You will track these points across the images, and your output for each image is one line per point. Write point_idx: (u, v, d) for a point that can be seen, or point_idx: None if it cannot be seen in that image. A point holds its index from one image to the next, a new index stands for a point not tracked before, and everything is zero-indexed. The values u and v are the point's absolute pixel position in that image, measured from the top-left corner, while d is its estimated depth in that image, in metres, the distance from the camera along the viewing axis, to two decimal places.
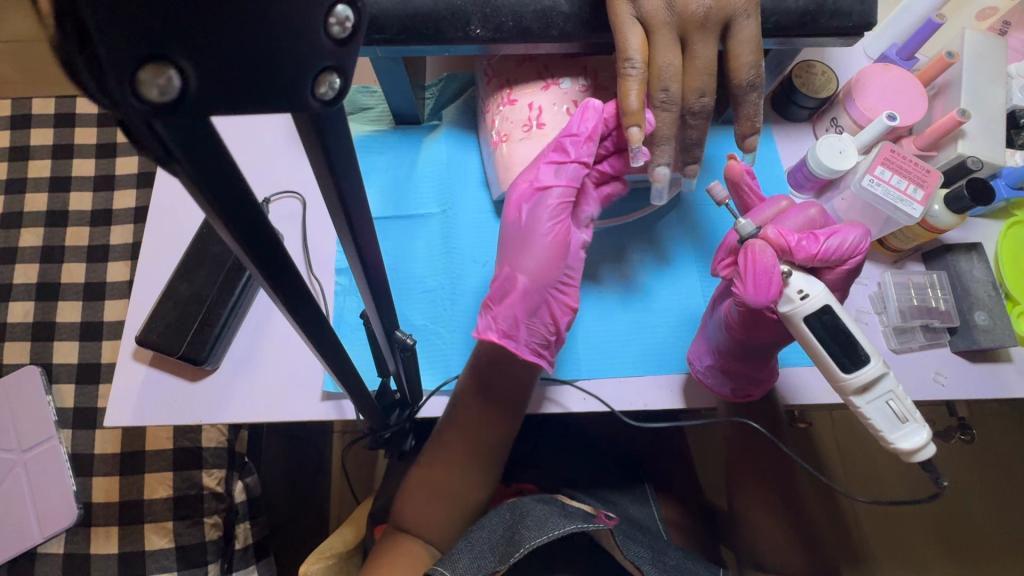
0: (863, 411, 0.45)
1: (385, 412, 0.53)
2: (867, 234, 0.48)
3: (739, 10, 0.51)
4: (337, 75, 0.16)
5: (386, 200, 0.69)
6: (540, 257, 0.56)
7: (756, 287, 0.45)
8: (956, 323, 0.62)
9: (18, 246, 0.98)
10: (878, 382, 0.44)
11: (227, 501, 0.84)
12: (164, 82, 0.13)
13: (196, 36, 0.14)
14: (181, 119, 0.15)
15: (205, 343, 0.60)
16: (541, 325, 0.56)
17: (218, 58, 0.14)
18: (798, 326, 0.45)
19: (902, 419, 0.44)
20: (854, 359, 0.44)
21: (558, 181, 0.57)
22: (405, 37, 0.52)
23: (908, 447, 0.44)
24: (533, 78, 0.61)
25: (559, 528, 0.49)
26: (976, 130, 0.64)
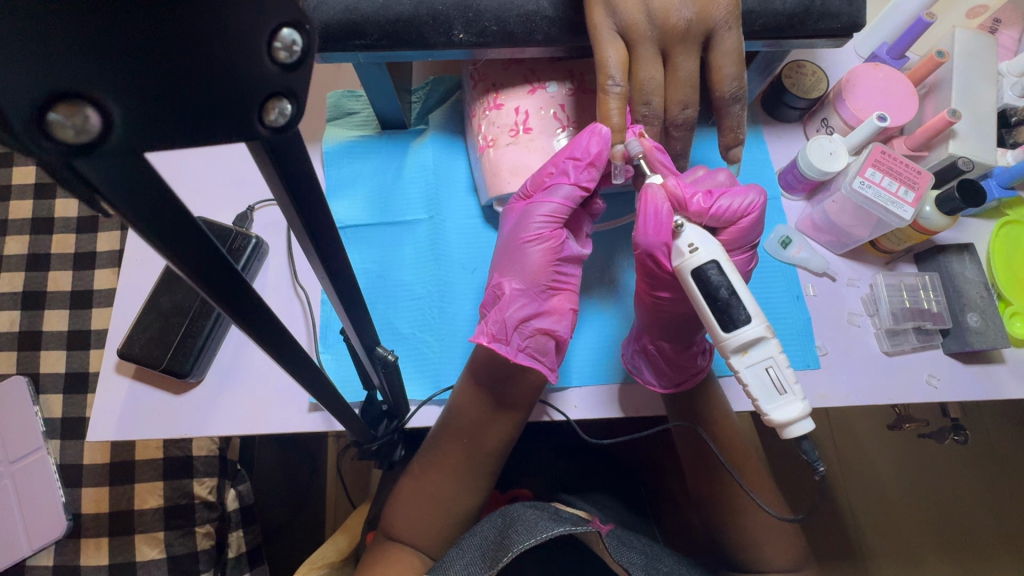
0: (741, 375, 0.44)
1: (371, 425, 0.52)
2: (763, 194, 0.50)
3: (720, 21, 0.50)
4: (286, 100, 0.17)
5: (372, 207, 0.68)
6: (529, 265, 0.55)
7: (649, 228, 0.48)
8: (948, 325, 0.62)
9: (3, 254, 0.97)
10: (758, 346, 0.43)
11: (219, 510, 0.83)
12: (81, 121, 0.13)
13: (114, 72, 0.14)
14: (109, 157, 0.14)
15: (188, 355, 0.59)
16: (532, 331, 0.54)
17: (142, 91, 0.14)
18: (685, 279, 0.46)
19: (779, 389, 0.43)
20: (733, 317, 0.43)
21: (552, 195, 0.54)
22: (387, 42, 0.50)
23: (784, 421, 0.43)
24: (519, 82, 0.60)
25: (547, 530, 0.48)
26: (968, 129, 0.64)
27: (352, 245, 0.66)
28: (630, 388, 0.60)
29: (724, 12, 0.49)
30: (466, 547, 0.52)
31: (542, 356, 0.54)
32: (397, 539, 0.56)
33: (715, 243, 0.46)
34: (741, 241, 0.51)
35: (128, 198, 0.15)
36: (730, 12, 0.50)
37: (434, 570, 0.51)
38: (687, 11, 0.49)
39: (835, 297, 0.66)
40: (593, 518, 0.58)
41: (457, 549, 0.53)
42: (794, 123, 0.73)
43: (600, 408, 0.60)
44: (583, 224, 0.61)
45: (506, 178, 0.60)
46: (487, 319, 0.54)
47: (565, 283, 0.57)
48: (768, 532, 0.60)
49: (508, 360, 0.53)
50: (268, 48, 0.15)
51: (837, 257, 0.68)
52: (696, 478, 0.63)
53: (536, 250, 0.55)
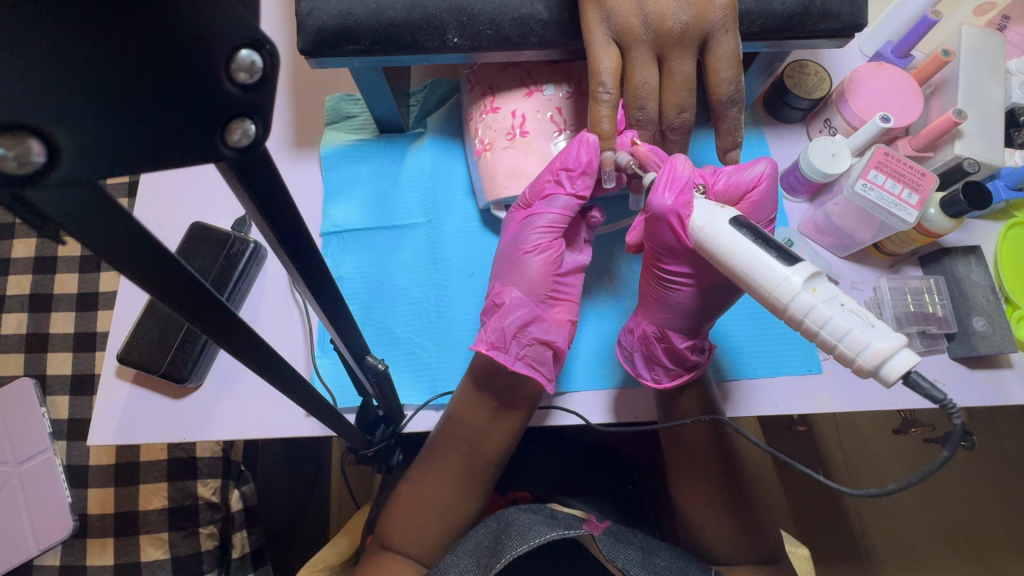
0: (823, 310, 0.38)
1: (367, 431, 0.52)
2: (772, 165, 0.49)
3: (717, 24, 0.48)
4: (251, 121, 0.17)
5: (370, 211, 0.68)
6: (529, 275, 0.55)
7: (663, 189, 0.46)
8: (953, 329, 0.61)
9: (11, 257, 0.98)
10: (820, 280, 0.40)
11: (223, 510, 0.84)
12: (24, 153, 0.14)
13: (57, 100, 0.15)
14: (65, 187, 0.16)
15: (186, 361, 0.59)
16: (531, 340, 0.54)
17: (97, 123, 0.16)
18: (727, 230, 0.42)
19: (866, 318, 0.38)
20: (788, 253, 0.41)
21: (550, 206, 0.55)
22: (381, 47, 0.50)
23: (892, 348, 0.36)
24: (515, 85, 0.60)
25: (540, 536, 0.47)
26: (974, 130, 0.62)
27: (350, 250, 0.66)
28: (628, 392, 0.60)
29: (721, 15, 0.48)
30: (461, 553, 0.53)
31: (540, 366, 0.54)
32: (392, 548, 0.56)
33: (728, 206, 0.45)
34: (756, 217, 0.51)
35: (78, 219, 0.16)
36: (727, 15, 0.48)
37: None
38: (683, 14, 0.48)
39: None
40: (590, 517, 0.59)
41: (453, 554, 0.53)
42: (796, 124, 0.72)
43: (598, 414, 0.60)
44: (580, 232, 0.60)
45: (502, 183, 0.60)
46: (486, 327, 0.54)
47: (565, 291, 0.57)
48: (758, 533, 0.60)
49: (506, 367, 0.54)
50: (223, 66, 0.16)
51: (839, 260, 0.67)
52: (684, 477, 0.63)
53: (531, 258, 0.55)
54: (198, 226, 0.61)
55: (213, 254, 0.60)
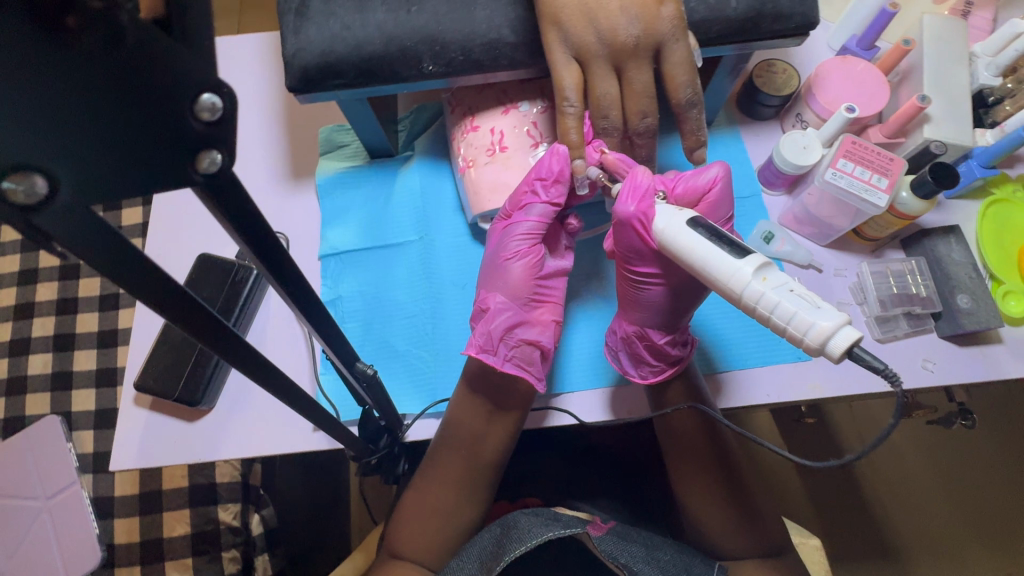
0: (770, 297, 0.40)
1: (369, 439, 0.54)
2: (726, 167, 0.51)
3: (666, 35, 0.51)
4: (216, 153, 0.21)
5: (365, 232, 0.71)
6: (511, 280, 0.58)
7: (627, 197, 0.50)
8: (938, 308, 0.62)
9: (35, 301, 1.03)
10: (770, 269, 0.42)
11: (243, 534, 0.87)
12: (31, 186, 0.17)
13: (51, 144, 0.18)
14: (61, 216, 0.18)
15: (198, 384, 0.62)
16: (517, 342, 0.57)
17: (87, 160, 0.19)
18: (682, 229, 0.45)
19: (812, 301, 0.40)
20: (738, 246, 0.43)
21: (528, 215, 0.57)
22: (363, 80, 0.54)
23: (835, 326, 0.38)
24: (493, 105, 0.63)
25: (538, 536, 0.49)
26: (941, 113, 0.64)
27: (348, 270, 0.69)
28: (620, 391, 0.62)
29: (670, 25, 0.50)
30: (465, 555, 0.55)
31: (529, 366, 0.56)
32: (399, 555, 0.58)
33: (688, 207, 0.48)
34: (715, 216, 0.53)
35: (75, 237, 0.19)
36: (676, 24, 0.51)
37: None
38: (633, 28, 0.51)
39: (823, 288, 0.66)
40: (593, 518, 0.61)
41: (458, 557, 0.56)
42: (770, 121, 0.75)
43: (594, 412, 0.61)
44: (562, 239, 0.63)
45: (487, 197, 0.63)
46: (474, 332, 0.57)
47: (548, 294, 0.60)
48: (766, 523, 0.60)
49: (495, 369, 0.56)
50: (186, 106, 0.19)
51: (822, 249, 0.68)
52: (683, 471, 0.64)
53: (512, 264, 0.58)
54: (204, 258, 0.65)
55: (217, 289, 0.64)
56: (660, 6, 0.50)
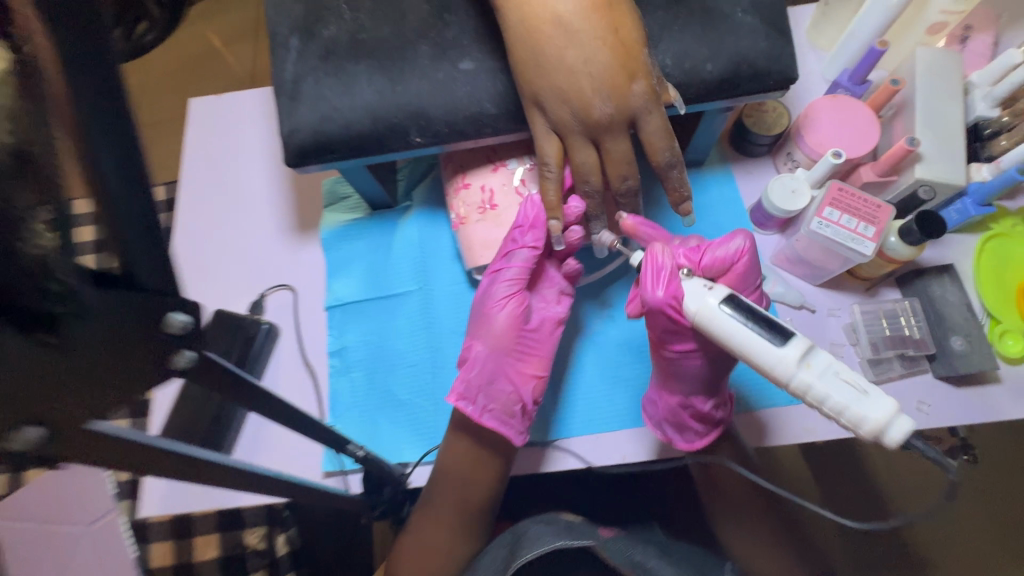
0: (817, 385, 0.43)
1: (375, 486, 0.59)
2: (748, 237, 0.52)
3: (639, 108, 0.51)
4: (187, 353, 0.30)
5: (367, 284, 0.74)
6: (495, 329, 0.60)
7: (653, 284, 0.51)
8: (932, 350, 0.62)
9: None
10: (813, 354, 0.44)
11: (269, 556, 0.95)
12: None
13: (71, 383, 0.26)
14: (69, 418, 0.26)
15: (216, 438, 0.66)
16: (497, 389, 0.59)
17: (94, 382, 0.27)
18: (717, 313, 0.46)
19: (858, 388, 0.42)
20: (780, 331, 0.44)
21: (512, 261, 0.61)
22: (355, 152, 0.56)
23: (883, 418, 0.41)
24: (483, 163, 0.65)
25: (541, 544, 0.55)
26: (933, 151, 0.64)
27: (352, 321, 0.72)
28: (612, 436, 0.64)
29: (642, 99, 0.50)
30: (483, 563, 0.60)
31: (510, 419, 0.59)
32: None
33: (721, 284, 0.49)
34: (745, 285, 0.53)
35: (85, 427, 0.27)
36: (648, 99, 0.50)
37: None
38: (607, 107, 0.50)
39: (817, 328, 0.67)
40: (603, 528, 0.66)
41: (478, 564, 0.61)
42: (762, 158, 0.75)
43: (588, 458, 0.63)
44: (552, 284, 0.65)
45: (479, 253, 0.65)
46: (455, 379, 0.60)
47: (533, 345, 0.62)
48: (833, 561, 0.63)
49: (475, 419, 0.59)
50: (156, 325, 0.28)
51: (815, 288, 0.68)
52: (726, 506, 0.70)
53: (497, 310, 0.60)
54: (218, 314, 0.69)
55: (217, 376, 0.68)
56: (631, 83, 0.50)
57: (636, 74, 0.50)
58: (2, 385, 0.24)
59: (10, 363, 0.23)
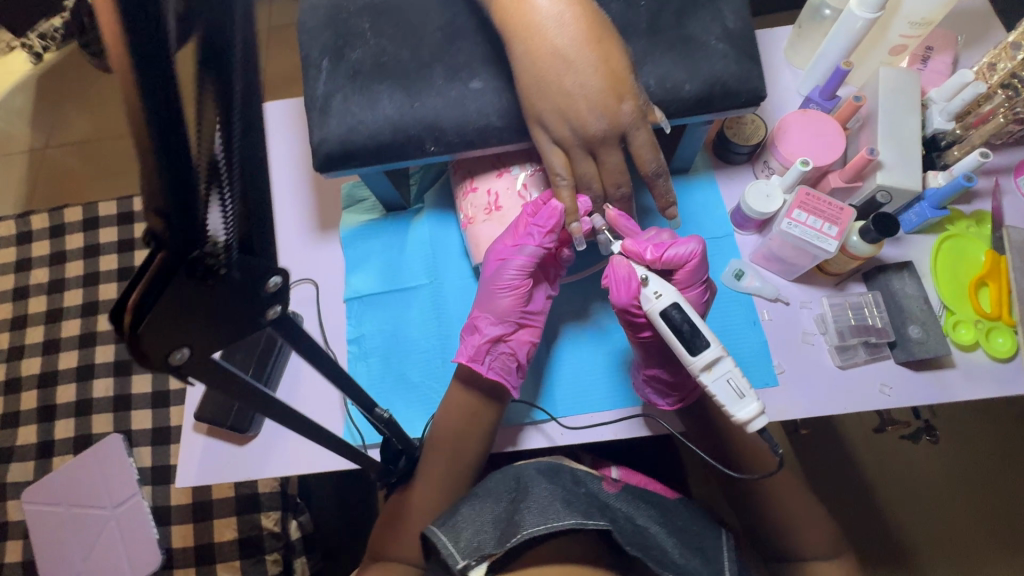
0: (709, 388, 0.52)
1: (388, 463, 0.64)
2: (701, 242, 0.58)
3: (628, 126, 0.57)
4: (281, 309, 0.34)
5: (382, 278, 0.81)
6: (499, 307, 0.67)
7: (621, 291, 0.59)
8: (893, 338, 0.69)
9: (97, 331, 1.18)
10: (718, 363, 0.52)
11: (283, 539, 1.02)
12: (180, 355, 0.29)
13: (199, 338, 0.29)
14: (199, 369, 0.31)
15: (247, 415, 0.74)
16: (499, 355, 0.67)
17: (216, 341, 0.30)
18: (655, 319, 0.55)
19: (741, 395, 0.51)
20: (696, 343, 0.52)
21: (520, 253, 0.66)
22: (376, 160, 0.64)
23: (747, 420, 0.51)
24: (488, 169, 0.72)
25: (556, 520, 0.59)
26: (893, 160, 0.71)
27: (369, 312, 0.80)
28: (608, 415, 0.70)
29: (631, 118, 0.57)
30: (479, 509, 0.64)
31: (508, 375, 0.67)
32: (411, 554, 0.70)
33: (673, 286, 0.55)
34: (692, 280, 0.60)
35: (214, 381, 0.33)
36: (635, 116, 0.57)
37: (445, 522, 0.63)
38: (601, 123, 0.57)
39: (791, 319, 0.74)
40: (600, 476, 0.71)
41: (470, 505, 0.65)
42: (743, 165, 0.82)
43: (583, 435, 0.70)
44: (550, 267, 0.72)
45: (486, 250, 0.73)
46: (464, 344, 0.67)
47: (531, 319, 0.69)
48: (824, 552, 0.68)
49: (481, 376, 0.67)
50: (261, 286, 0.30)
51: (789, 283, 0.76)
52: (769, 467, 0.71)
53: (504, 289, 0.67)
54: None
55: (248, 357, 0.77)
56: (620, 104, 0.56)
57: (624, 96, 0.56)
58: (159, 339, 0.27)
59: (155, 324, 0.27)
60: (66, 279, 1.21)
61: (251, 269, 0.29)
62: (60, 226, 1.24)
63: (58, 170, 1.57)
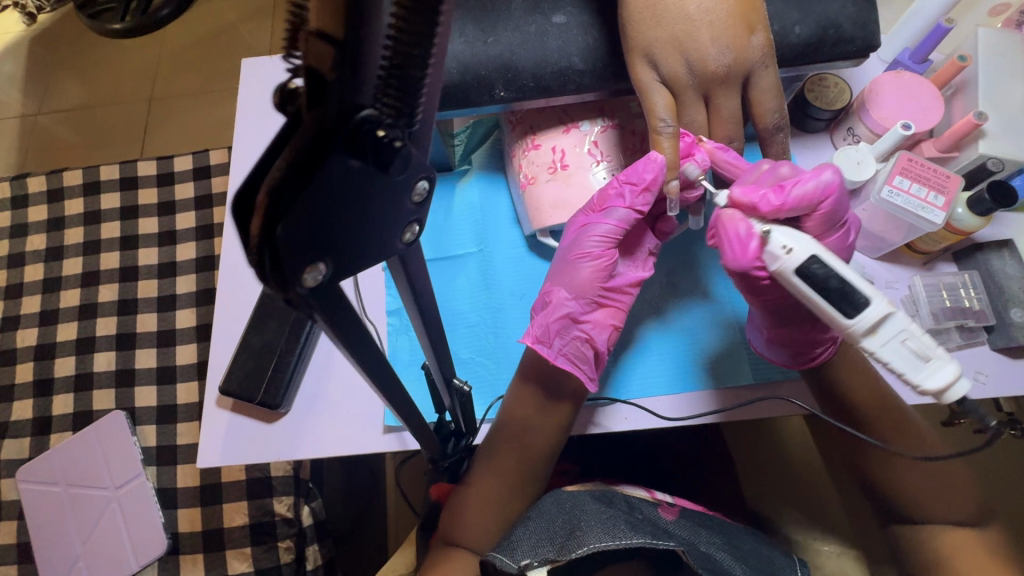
0: (880, 354, 0.44)
1: (443, 443, 0.57)
2: (835, 172, 0.50)
3: (757, 62, 0.54)
4: (415, 226, 0.30)
5: (425, 244, 0.75)
6: (581, 281, 0.60)
7: (736, 253, 0.51)
8: (992, 321, 0.63)
9: (97, 301, 1.08)
10: (887, 322, 0.43)
11: (297, 525, 0.93)
12: (315, 273, 0.25)
13: (332, 249, 0.26)
14: (323, 297, 0.27)
15: (279, 389, 0.67)
16: (573, 337, 0.60)
17: (346, 258, 0.27)
18: (790, 280, 0.46)
19: (923, 357, 0.43)
20: (853, 303, 0.43)
21: (607, 218, 0.59)
22: (440, 103, 0.57)
23: (942, 386, 0.42)
24: (554, 124, 0.65)
25: (625, 539, 0.52)
26: (997, 128, 0.65)
27: None
28: (678, 398, 0.64)
29: (760, 54, 0.53)
30: (536, 526, 0.58)
31: (581, 363, 0.60)
32: (457, 545, 0.63)
33: (807, 236, 0.46)
34: (829, 218, 0.53)
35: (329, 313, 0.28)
36: (765, 52, 0.53)
37: (502, 544, 0.58)
38: (724, 58, 0.53)
39: None
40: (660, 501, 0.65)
41: (527, 524, 0.59)
42: (820, 133, 0.76)
43: (650, 418, 0.63)
44: (635, 241, 0.65)
45: (548, 213, 0.66)
46: (533, 322, 0.60)
47: (613, 298, 0.62)
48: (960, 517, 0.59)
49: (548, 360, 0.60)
50: (407, 193, 0.28)
51: (873, 262, 0.70)
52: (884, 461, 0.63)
53: (584, 258, 0.61)
54: None
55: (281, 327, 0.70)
56: (750, 36, 0.53)
57: (755, 26, 0.53)
58: (295, 246, 0.24)
59: (293, 224, 0.23)
60: (65, 246, 1.12)
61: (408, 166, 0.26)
62: (58, 189, 1.15)
63: (52, 137, 1.46)
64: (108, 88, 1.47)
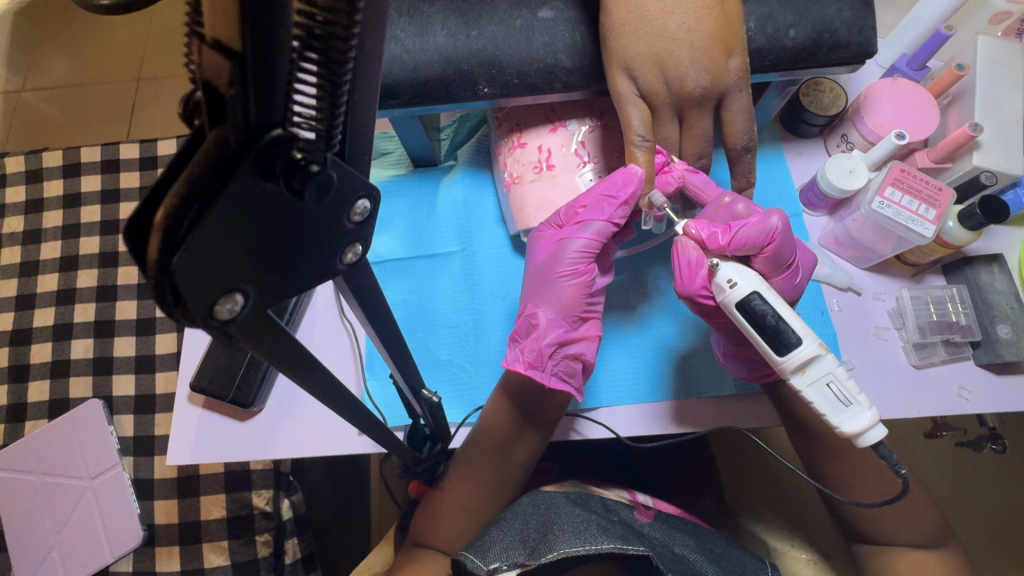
0: (804, 392, 0.46)
1: (416, 449, 0.56)
2: (782, 218, 0.49)
3: (732, 86, 0.53)
4: (358, 247, 0.29)
5: (407, 241, 0.73)
6: (562, 298, 0.59)
7: (685, 278, 0.53)
8: (978, 337, 0.62)
9: (76, 287, 1.06)
10: (814, 363, 0.46)
11: (275, 519, 0.91)
12: (232, 305, 0.25)
13: (256, 277, 0.25)
14: (249, 323, 0.26)
15: (251, 387, 0.65)
16: (563, 356, 0.58)
17: (272, 287, 0.26)
18: (731, 313, 0.48)
19: (844, 402, 0.45)
20: (785, 342, 0.45)
21: (583, 232, 0.58)
22: (420, 99, 0.55)
23: (855, 431, 0.45)
24: (541, 121, 0.63)
25: (596, 544, 0.51)
26: (992, 140, 0.63)
27: (392, 278, 0.71)
28: (659, 407, 0.63)
29: (737, 77, 0.52)
30: (508, 528, 0.57)
31: (572, 378, 0.58)
32: (431, 548, 0.62)
33: (752, 272, 0.48)
34: (775, 263, 0.52)
35: (253, 338, 0.27)
36: (740, 77, 0.52)
37: (474, 544, 0.56)
38: (701, 81, 0.52)
39: (861, 311, 0.67)
40: (636, 505, 0.64)
41: (499, 526, 0.58)
42: (813, 138, 0.74)
43: (628, 427, 0.62)
44: (611, 255, 0.64)
45: (532, 214, 0.64)
46: (523, 348, 0.58)
47: (592, 311, 0.61)
48: (920, 541, 0.62)
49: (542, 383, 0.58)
50: (346, 212, 0.27)
51: (861, 272, 0.69)
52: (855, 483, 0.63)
53: (562, 275, 0.59)
54: None
55: None
56: (728, 60, 0.52)
57: (733, 50, 0.52)
58: (208, 280, 0.23)
59: (207, 255, 0.22)
60: (44, 229, 1.09)
61: (329, 192, 0.24)
62: (37, 170, 1.11)
63: (35, 115, 1.41)
64: (94, 66, 1.43)
